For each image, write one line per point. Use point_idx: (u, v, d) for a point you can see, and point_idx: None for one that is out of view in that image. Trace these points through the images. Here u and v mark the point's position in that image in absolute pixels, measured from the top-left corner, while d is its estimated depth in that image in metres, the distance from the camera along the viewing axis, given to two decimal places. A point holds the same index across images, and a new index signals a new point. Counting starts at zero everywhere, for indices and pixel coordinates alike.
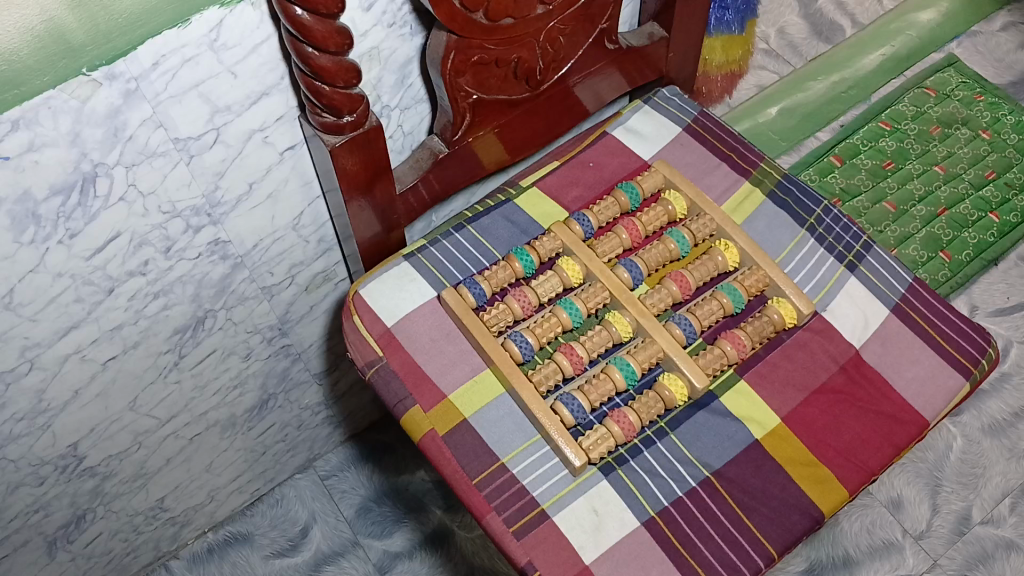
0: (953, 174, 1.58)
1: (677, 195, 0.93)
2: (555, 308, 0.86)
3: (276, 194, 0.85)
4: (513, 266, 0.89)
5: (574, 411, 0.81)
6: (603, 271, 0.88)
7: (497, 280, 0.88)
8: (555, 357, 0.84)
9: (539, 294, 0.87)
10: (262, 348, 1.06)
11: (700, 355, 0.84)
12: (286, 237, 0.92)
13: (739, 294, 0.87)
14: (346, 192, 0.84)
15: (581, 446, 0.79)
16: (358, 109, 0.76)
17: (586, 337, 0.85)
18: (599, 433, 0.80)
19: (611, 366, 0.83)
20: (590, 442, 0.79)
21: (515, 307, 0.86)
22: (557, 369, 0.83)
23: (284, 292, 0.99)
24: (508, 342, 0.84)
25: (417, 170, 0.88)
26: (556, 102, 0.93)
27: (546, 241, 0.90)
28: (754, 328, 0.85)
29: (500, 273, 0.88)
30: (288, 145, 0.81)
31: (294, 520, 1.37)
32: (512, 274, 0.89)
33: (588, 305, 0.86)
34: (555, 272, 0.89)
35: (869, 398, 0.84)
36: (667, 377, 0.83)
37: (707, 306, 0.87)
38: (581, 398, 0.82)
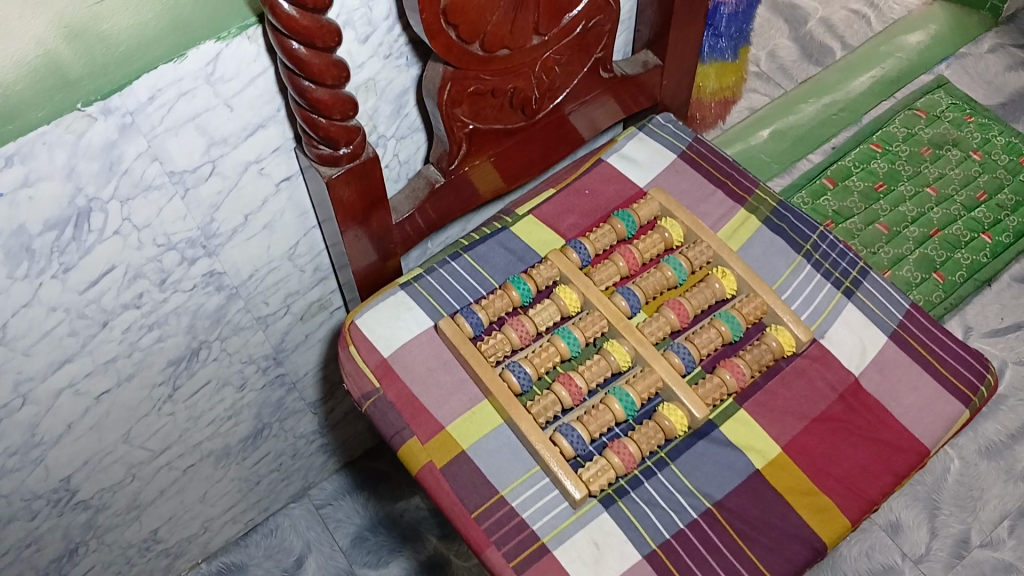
0: (945, 195, 1.59)
1: (673, 221, 0.92)
2: (552, 338, 0.86)
3: (272, 224, 0.85)
4: (510, 295, 0.88)
5: (574, 442, 0.80)
6: (602, 299, 0.87)
7: (494, 309, 0.88)
8: (554, 387, 0.83)
9: (537, 323, 0.87)
10: (257, 377, 1.05)
11: (699, 384, 0.84)
12: (282, 267, 0.91)
13: (738, 322, 0.86)
14: (341, 222, 0.83)
15: (581, 478, 0.79)
16: (355, 140, 0.75)
17: (584, 367, 0.84)
18: (598, 465, 0.79)
19: (610, 397, 0.83)
20: (589, 474, 0.79)
21: (512, 336, 0.86)
22: (556, 400, 0.82)
23: (279, 321, 0.98)
24: (506, 372, 0.84)
25: (413, 200, 0.88)
26: (551, 130, 0.93)
27: (543, 270, 0.90)
28: (753, 356, 0.85)
29: (497, 302, 0.88)
30: (284, 176, 0.81)
31: (288, 550, 1.35)
32: (509, 302, 0.88)
33: (586, 335, 0.86)
34: (552, 300, 0.88)
35: (869, 426, 0.84)
36: (668, 408, 0.82)
37: (705, 334, 0.86)
38: (580, 428, 0.81)
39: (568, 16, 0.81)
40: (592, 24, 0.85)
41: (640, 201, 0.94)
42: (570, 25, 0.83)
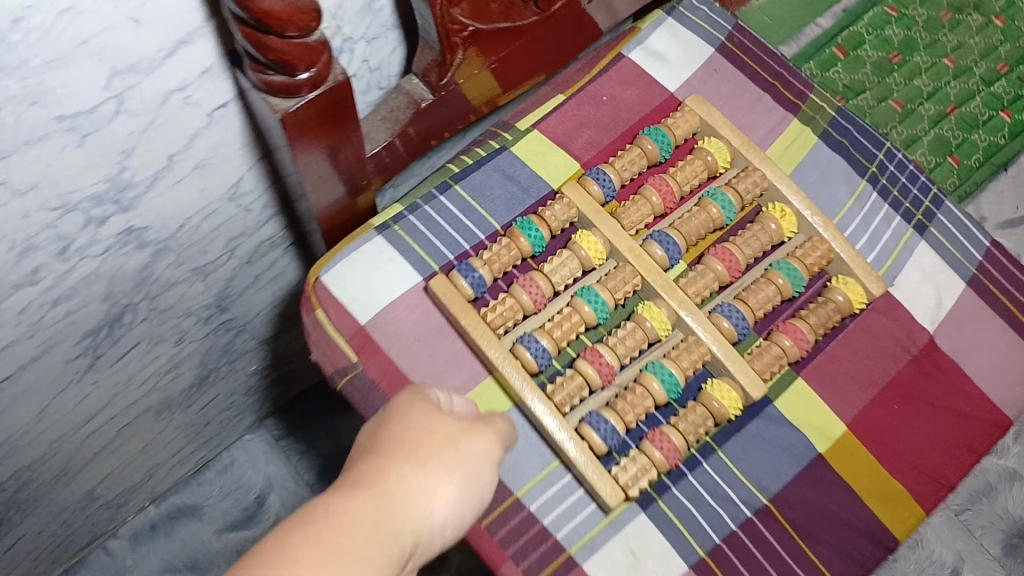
0: (964, 67, 1.42)
1: (716, 142, 0.75)
2: (574, 300, 0.69)
3: (206, 164, 0.64)
4: (518, 243, 0.70)
5: (605, 435, 0.65)
6: (635, 248, 0.70)
7: (500, 263, 0.70)
8: (579, 366, 0.67)
9: (554, 282, 0.70)
10: (198, 328, 0.86)
11: (754, 354, 0.69)
12: (222, 210, 0.71)
13: (800, 275, 0.71)
14: (294, 149, 0.60)
15: (616, 480, 0.64)
16: (319, 61, 0.54)
17: (616, 338, 0.68)
18: (636, 462, 0.65)
19: (647, 375, 0.68)
20: (624, 474, 0.64)
21: (524, 301, 0.69)
22: (582, 383, 0.67)
23: (221, 268, 0.79)
24: (519, 348, 0.67)
25: (391, 124, 0.67)
26: (565, 23, 0.72)
27: (558, 209, 0.71)
28: (817, 317, 0.70)
29: (504, 254, 0.70)
30: (218, 104, 0.59)
31: (247, 487, 1.22)
32: (518, 254, 0.70)
33: (617, 295, 0.69)
34: (571, 251, 0.71)
35: (945, 394, 0.72)
36: (718, 388, 0.68)
37: (761, 291, 0.71)
38: (612, 417, 0.66)
39: None
40: None
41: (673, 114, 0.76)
42: None
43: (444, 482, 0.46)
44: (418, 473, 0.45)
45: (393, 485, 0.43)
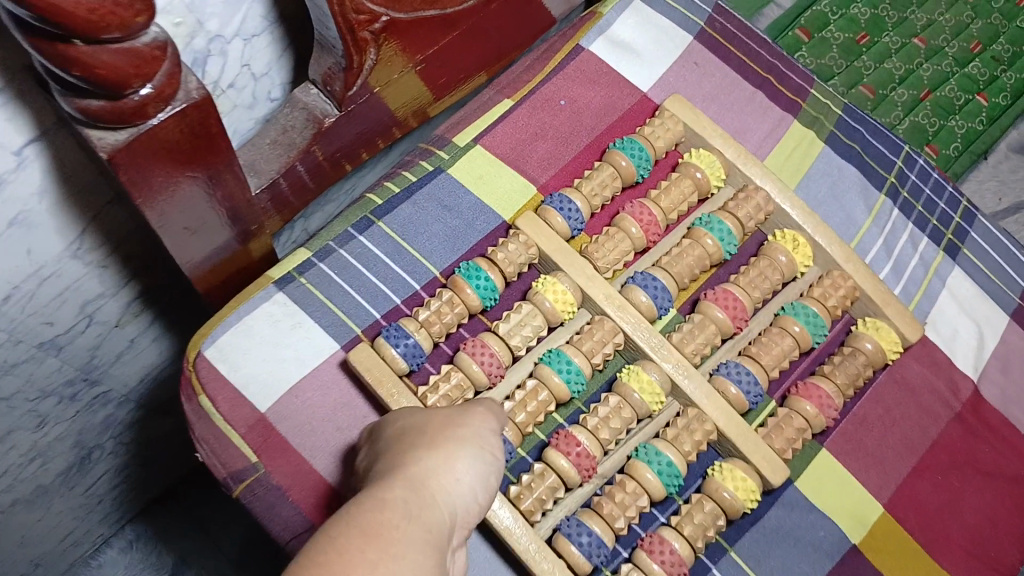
0: (936, 46, 1.29)
1: (707, 156, 0.61)
2: (540, 368, 0.53)
3: (27, 215, 0.46)
4: (465, 295, 0.54)
5: (589, 549, 0.49)
6: (615, 297, 0.55)
7: (440, 322, 0.53)
8: (550, 458, 0.51)
9: (512, 347, 0.54)
10: (63, 407, 0.68)
11: (769, 428, 0.55)
12: (65, 271, 0.53)
13: (821, 321, 0.57)
14: (143, 197, 0.42)
15: None
16: (160, 71, 0.37)
17: (597, 417, 0.53)
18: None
19: (636, 464, 0.52)
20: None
21: (476, 375, 0.52)
22: (555, 482, 0.50)
23: (80, 338, 0.61)
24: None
25: (285, 150, 0.50)
26: (510, 8, 0.56)
27: (512, 250, 0.55)
28: (844, 372, 0.56)
29: (445, 312, 0.54)
30: (28, 136, 0.42)
31: (156, 567, 1.03)
32: (462, 311, 0.54)
33: (594, 361, 0.54)
34: (533, 304, 0.55)
35: (996, 457, 0.58)
36: (730, 474, 0.53)
37: (776, 344, 0.57)
38: (596, 523, 0.50)
39: None
40: None
41: (648, 122, 0.62)
42: None
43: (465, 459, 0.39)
44: (432, 453, 0.39)
45: (409, 469, 0.37)
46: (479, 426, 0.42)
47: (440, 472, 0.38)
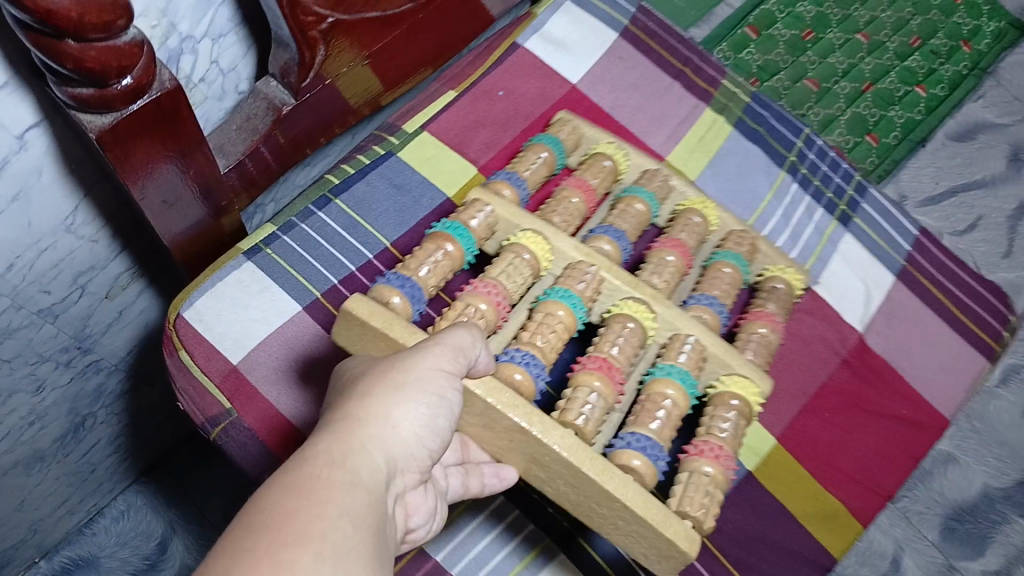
0: (877, 42, 1.39)
1: (606, 143, 0.67)
2: (546, 303, 0.56)
3: (25, 192, 0.54)
4: (450, 249, 0.57)
5: (656, 454, 0.52)
6: (585, 247, 0.60)
7: (438, 272, 0.56)
8: (580, 379, 0.53)
9: (511, 289, 0.57)
10: (59, 373, 0.76)
11: (745, 344, 0.61)
12: (59, 244, 0.61)
13: (744, 260, 0.65)
14: (127, 175, 0.51)
15: (684, 508, 0.50)
16: (138, 64, 0.45)
17: (608, 339, 0.56)
18: (696, 483, 0.52)
19: (663, 379, 0.56)
20: (685, 502, 0.51)
21: (492, 314, 0.54)
22: (599, 399, 0.53)
23: (73, 307, 0.69)
24: (509, 368, 0.52)
25: (250, 133, 0.58)
26: (447, 10, 0.65)
27: (476, 206, 0.60)
28: (772, 305, 0.64)
29: (444, 261, 0.56)
30: (28, 122, 0.49)
31: (148, 533, 1.11)
32: (455, 261, 0.57)
33: (589, 295, 0.58)
34: (524, 250, 0.58)
35: (880, 397, 0.66)
36: (737, 378, 0.58)
37: (720, 280, 0.63)
38: (647, 431, 0.53)
39: None
40: None
41: (552, 123, 0.68)
42: None
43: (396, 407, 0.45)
44: (368, 404, 0.45)
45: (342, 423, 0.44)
46: (430, 374, 0.46)
47: (377, 440, 0.44)
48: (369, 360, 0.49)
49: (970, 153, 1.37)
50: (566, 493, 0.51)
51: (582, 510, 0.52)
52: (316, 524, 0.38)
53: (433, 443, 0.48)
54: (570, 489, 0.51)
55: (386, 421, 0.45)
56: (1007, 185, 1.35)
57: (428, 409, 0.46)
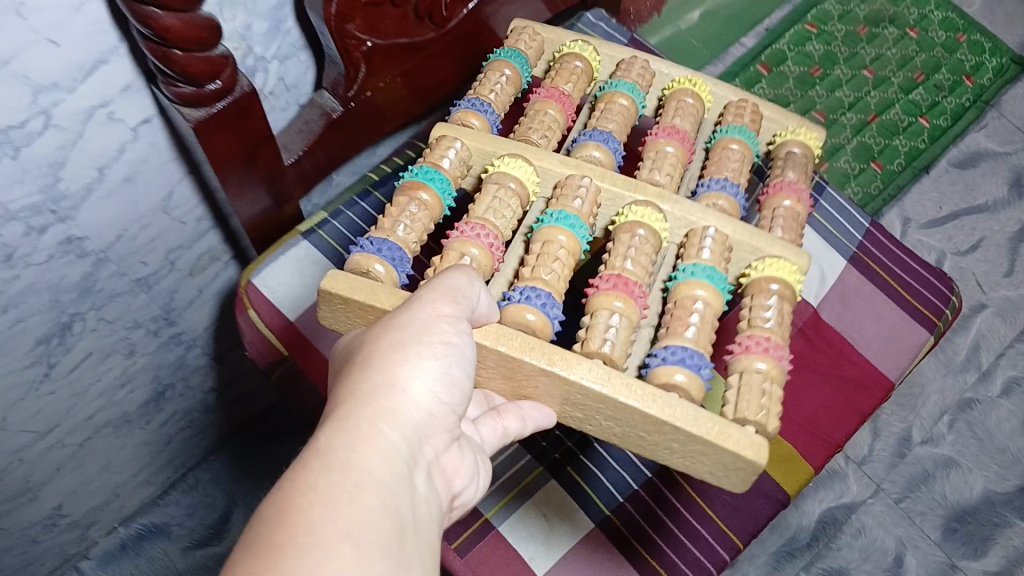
0: (882, 77, 1.52)
1: (580, 44, 0.74)
2: (548, 229, 0.61)
3: (136, 176, 0.70)
4: (423, 199, 0.62)
5: (696, 365, 0.56)
6: (570, 161, 0.65)
7: (415, 227, 0.61)
8: (597, 305, 0.58)
9: (501, 224, 0.61)
10: (148, 341, 0.92)
11: (772, 222, 0.67)
12: (157, 222, 0.77)
13: (751, 131, 0.72)
14: (215, 162, 0.67)
15: (742, 413, 0.55)
16: (223, 73, 0.61)
17: (626, 253, 0.61)
18: (750, 384, 0.56)
19: (693, 285, 0.60)
20: (742, 406, 0.55)
21: (486, 257, 0.59)
22: (624, 319, 0.58)
23: (163, 280, 0.85)
24: (521, 306, 0.57)
25: (306, 134, 0.74)
26: (465, 40, 0.80)
27: (443, 148, 0.64)
28: (793, 166, 0.71)
29: (422, 214, 0.61)
30: (141, 118, 0.65)
31: (211, 506, 1.25)
32: (434, 210, 0.62)
33: (585, 209, 0.62)
34: (510, 188, 0.62)
35: (831, 361, 0.76)
36: (773, 261, 0.63)
37: (730, 157, 0.70)
38: (682, 341, 0.57)
39: None
40: None
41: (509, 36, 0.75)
42: None
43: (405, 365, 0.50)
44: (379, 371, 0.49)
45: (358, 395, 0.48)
46: (428, 324, 0.52)
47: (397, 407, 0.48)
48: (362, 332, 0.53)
49: (973, 179, 1.46)
50: (618, 426, 0.58)
51: (638, 439, 0.58)
52: (368, 495, 0.43)
53: (448, 390, 0.52)
54: (619, 423, 0.58)
55: (393, 390, 0.49)
56: (1008, 210, 1.44)
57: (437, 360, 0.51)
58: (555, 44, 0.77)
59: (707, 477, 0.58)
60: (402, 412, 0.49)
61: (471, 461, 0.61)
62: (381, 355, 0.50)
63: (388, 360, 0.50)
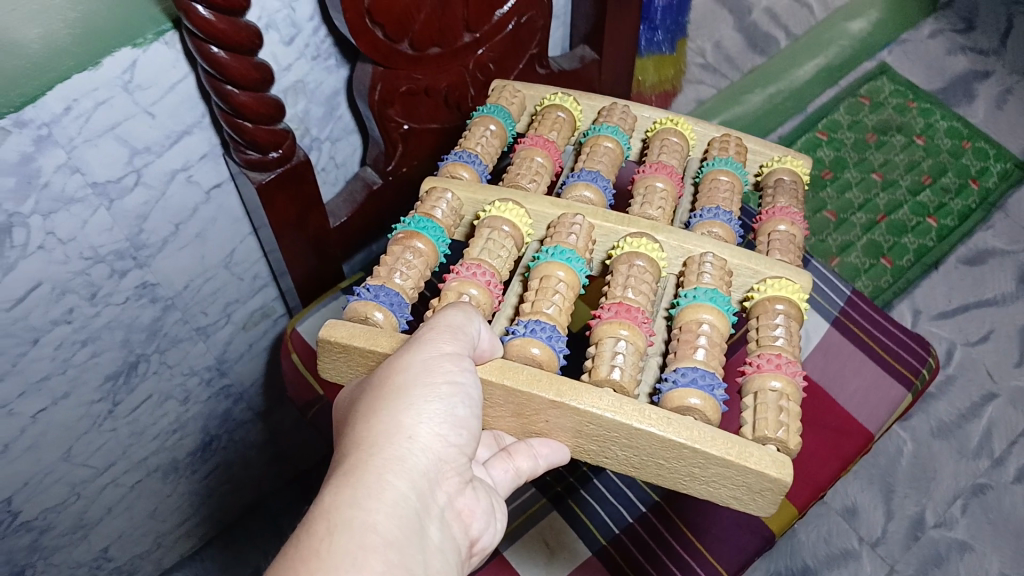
0: (890, 181, 1.62)
1: (562, 97, 0.85)
2: (546, 266, 0.68)
3: (205, 233, 0.83)
4: (417, 247, 0.70)
5: (709, 386, 0.62)
6: (559, 203, 0.73)
7: (410, 274, 0.69)
8: (598, 337, 0.64)
9: (496, 265, 0.69)
10: (201, 390, 1.03)
11: (774, 246, 0.76)
12: (219, 275, 0.90)
13: (738, 163, 0.81)
14: (274, 223, 0.81)
15: (760, 433, 0.61)
16: (284, 144, 0.74)
17: (630, 284, 0.68)
18: (766, 403, 0.63)
19: (700, 312, 0.67)
20: (762, 428, 0.62)
21: (484, 299, 0.67)
22: (633, 348, 0.64)
23: (220, 331, 0.97)
24: (528, 337, 0.63)
25: (350, 203, 0.87)
26: None
27: (436, 201, 0.74)
28: (783, 192, 0.79)
29: (418, 264, 0.70)
30: (214, 183, 0.80)
31: (247, 562, 1.34)
32: (428, 256, 0.71)
33: (580, 244, 0.70)
34: (504, 234, 0.71)
35: (815, 411, 0.83)
36: (775, 281, 0.70)
37: (722, 188, 0.78)
38: (691, 363, 0.64)
39: (498, 12, 0.84)
40: (523, 20, 0.88)
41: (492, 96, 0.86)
42: (502, 20, 0.85)
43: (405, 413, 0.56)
44: (384, 422, 0.56)
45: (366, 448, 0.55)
46: (430, 371, 0.58)
47: (400, 454, 0.55)
48: (365, 382, 0.60)
49: (981, 274, 1.52)
50: (635, 456, 0.63)
51: (655, 466, 0.63)
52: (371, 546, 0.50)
53: (457, 428, 0.58)
54: (636, 452, 0.62)
55: (397, 437, 0.55)
56: (1016, 303, 1.48)
57: (441, 405, 0.57)
58: (536, 98, 0.87)
59: (723, 499, 0.64)
60: (405, 457, 0.55)
61: (486, 502, 0.64)
62: (385, 403, 0.56)
63: (390, 408, 0.56)
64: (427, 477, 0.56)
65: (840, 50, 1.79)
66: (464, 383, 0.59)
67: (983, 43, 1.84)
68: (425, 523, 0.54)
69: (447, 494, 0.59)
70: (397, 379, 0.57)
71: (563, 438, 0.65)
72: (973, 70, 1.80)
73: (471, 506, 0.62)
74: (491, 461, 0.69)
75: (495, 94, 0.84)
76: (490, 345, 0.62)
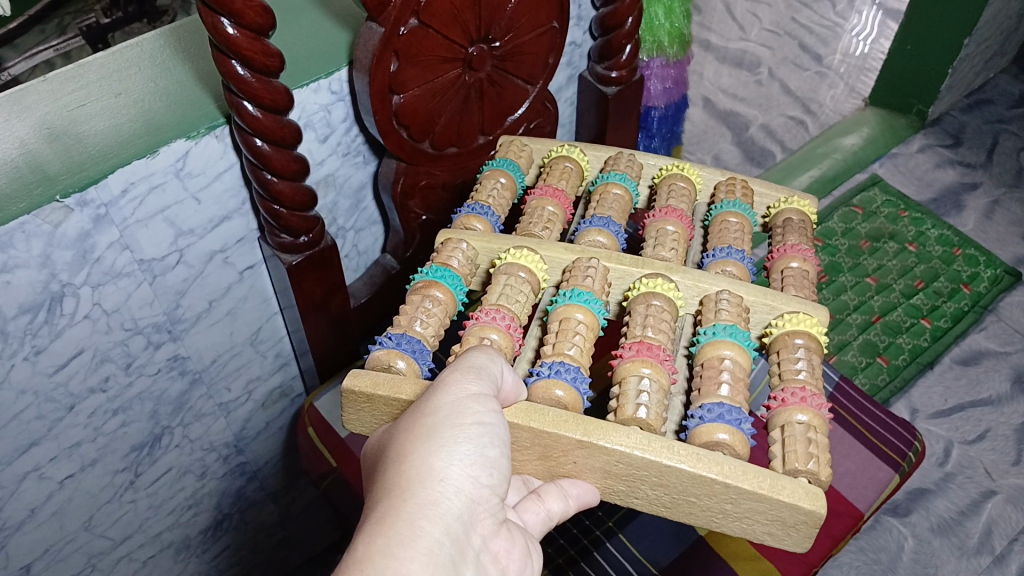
0: (884, 284, 1.69)
1: (572, 148, 0.92)
2: (568, 307, 0.74)
3: (235, 311, 0.91)
4: (436, 296, 0.76)
5: (732, 420, 0.66)
6: (573, 248, 0.79)
7: (429, 324, 0.74)
8: (622, 378, 0.69)
9: (517, 311, 0.75)
10: (218, 466, 1.08)
11: (789, 279, 0.81)
12: (244, 352, 0.97)
13: (747, 205, 0.88)
14: (301, 308, 0.88)
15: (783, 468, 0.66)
16: (314, 230, 0.82)
17: (650, 328, 0.73)
18: (795, 436, 0.67)
19: (718, 352, 0.72)
20: (794, 463, 0.65)
21: (508, 344, 0.72)
22: (659, 389, 0.69)
23: (240, 408, 1.03)
24: (552, 378, 0.68)
25: (370, 287, 0.97)
26: None
27: (450, 252, 0.79)
28: (792, 230, 0.86)
29: (438, 311, 0.75)
30: (247, 266, 0.88)
31: None
32: (447, 304, 0.76)
33: (596, 286, 0.76)
34: (525, 282, 0.77)
35: None
36: (793, 316, 0.76)
37: (733, 230, 0.85)
38: (713, 399, 0.68)
39: (510, 118, 0.94)
40: (531, 127, 0.98)
41: (500, 150, 0.93)
42: (512, 125, 0.95)
43: (434, 453, 0.58)
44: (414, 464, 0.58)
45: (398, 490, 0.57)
46: (458, 411, 0.60)
47: (432, 495, 0.57)
48: (389, 432, 0.63)
49: (976, 375, 1.56)
50: (666, 495, 0.66)
51: (686, 504, 0.66)
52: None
53: (490, 466, 0.60)
54: (666, 490, 0.66)
55: (428, 481, 0.57)
56: (1012, 404, 1.51)
57: (469, 446, 0.59)
58: (542, 151, 0.94)
59: (755, 536, 0.67)
60: (436, 500, 0.57)
61: (522, 544, 0.64)
62: (415, 449, 0.58)
63: (421, 453, 0.58)
64: (460, 521, 0.57)
65: (831, 163, 1.91)
66: (491, 423, 0.60)
67: (970, 158, 1.93)
68: (460, 569, 0.55)
69: (482, 537, 0.59)
70: (427, 423, 0.59)
71: (593, 479, 0.68)
72: (961, 182, 1.89)
73: (507, 549, 0.62)
74: (522, 505, 0.69)
75: (506, 148, 0.90)
76: (514, 386, 0.65)
